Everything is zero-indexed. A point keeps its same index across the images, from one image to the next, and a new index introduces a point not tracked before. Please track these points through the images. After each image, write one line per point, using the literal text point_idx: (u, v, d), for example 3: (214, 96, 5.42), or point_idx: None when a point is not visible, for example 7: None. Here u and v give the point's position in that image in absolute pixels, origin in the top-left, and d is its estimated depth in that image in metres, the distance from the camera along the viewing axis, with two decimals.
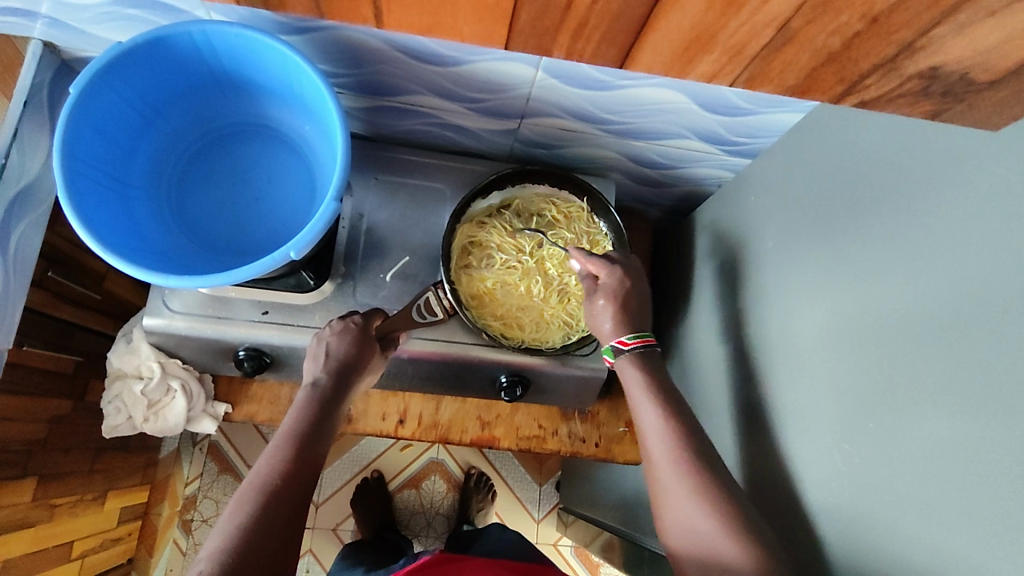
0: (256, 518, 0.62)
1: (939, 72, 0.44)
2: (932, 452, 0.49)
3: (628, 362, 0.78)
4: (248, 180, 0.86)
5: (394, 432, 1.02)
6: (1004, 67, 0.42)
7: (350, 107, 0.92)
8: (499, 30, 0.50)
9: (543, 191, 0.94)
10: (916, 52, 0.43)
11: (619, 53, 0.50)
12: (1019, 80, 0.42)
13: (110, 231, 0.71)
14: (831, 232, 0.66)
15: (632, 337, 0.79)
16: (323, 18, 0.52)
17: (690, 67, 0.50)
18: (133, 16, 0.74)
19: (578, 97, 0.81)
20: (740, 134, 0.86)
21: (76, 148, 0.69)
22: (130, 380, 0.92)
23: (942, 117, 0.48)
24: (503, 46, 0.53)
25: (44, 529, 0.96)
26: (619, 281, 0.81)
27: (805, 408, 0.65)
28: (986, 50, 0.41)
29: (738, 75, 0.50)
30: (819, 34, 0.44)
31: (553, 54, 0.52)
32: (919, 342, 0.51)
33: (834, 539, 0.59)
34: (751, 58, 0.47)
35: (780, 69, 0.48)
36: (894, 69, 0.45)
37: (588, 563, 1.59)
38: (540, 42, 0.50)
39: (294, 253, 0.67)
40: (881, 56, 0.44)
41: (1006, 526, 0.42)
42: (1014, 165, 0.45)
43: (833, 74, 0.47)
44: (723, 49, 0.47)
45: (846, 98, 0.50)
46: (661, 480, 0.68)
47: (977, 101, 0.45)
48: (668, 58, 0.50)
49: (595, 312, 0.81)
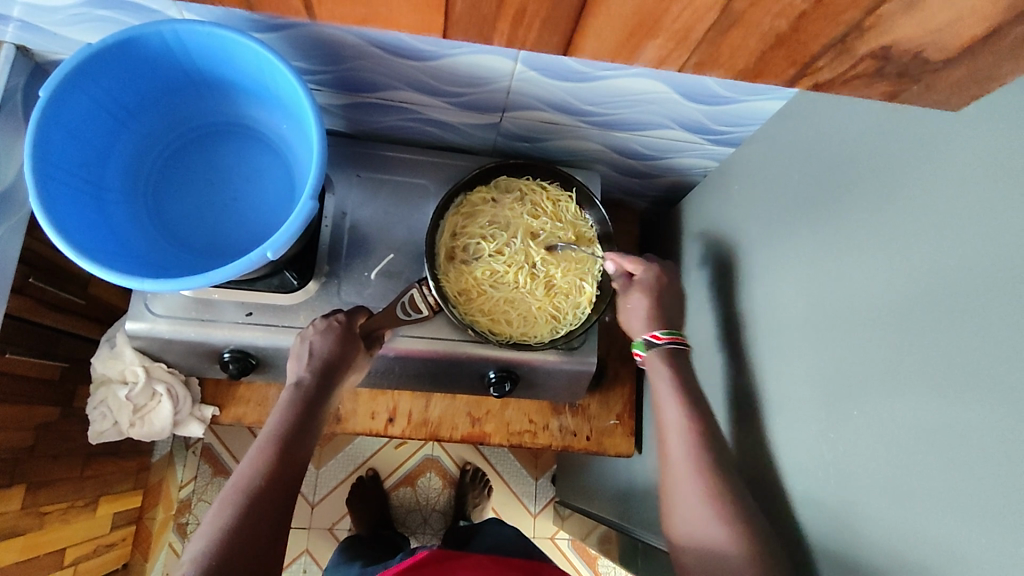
0: (239, 519, 0.61)
1: (891, 52, 0.44)
2: (918, 437, 0.48)
3: (658, 358, 0.79)
4: (226, 180, 0.85)
5: (384, 431, 1.01)
6: (956, 45, 0.42)
7: (328, 104, 0.91)
8: (437, 21, 0.49)
9: (534, 185, 0.92)
10: (865, 32, 0.42)
11: (563, 39, 0.49)
12: (972, 59, 0.42)
13: (86, 235, 0.70)
14: (815, 218, 0.65)
15: (664, 333, 0.80)
16: (255, 9, 0.51)
17: (637, 53, 0.48)
18: (105, 17, 0.73)
19: (556, 89, 0.81)
20: (723, 124, 0.86)
21: (49, 152, 0.68)
22: (115, 386, 0.91)
23: (902, 98, 0.49)
24: (443, 35, 0.52)
25: (35, 537, 0.96)
26: (654, 277, 0.84)
27: (791, 395, 0.65)
28: (936, 27, 0.40)
29: (687, 61, 0.49)
30: (766, 16, 0.43)
31: (495, 42, 0.50)
32: (901, 327, 0.51)
33: (820, 527, 0.58)
34: (698, 43, 0.46)
35: (730, 53, 0.47)
36: (846, 50, 0.45)
37: (586, 557, 1.59)
38: (479, 30, 0.49)
39: (271, 253, 0.66)
40: (831, 37, 0.44)
41: (998, 512, 0.41)
42: (1003, 145, 0.45)
43: (784, 58, 0.47)
44: (670, 34, 0.46)
45: (799, 82, 0.50)
46: (680, 491, 0.68)
47: (934, 82, 0.45)
48: (615, 46, 0.48)
49: (631, 307, 0.84)
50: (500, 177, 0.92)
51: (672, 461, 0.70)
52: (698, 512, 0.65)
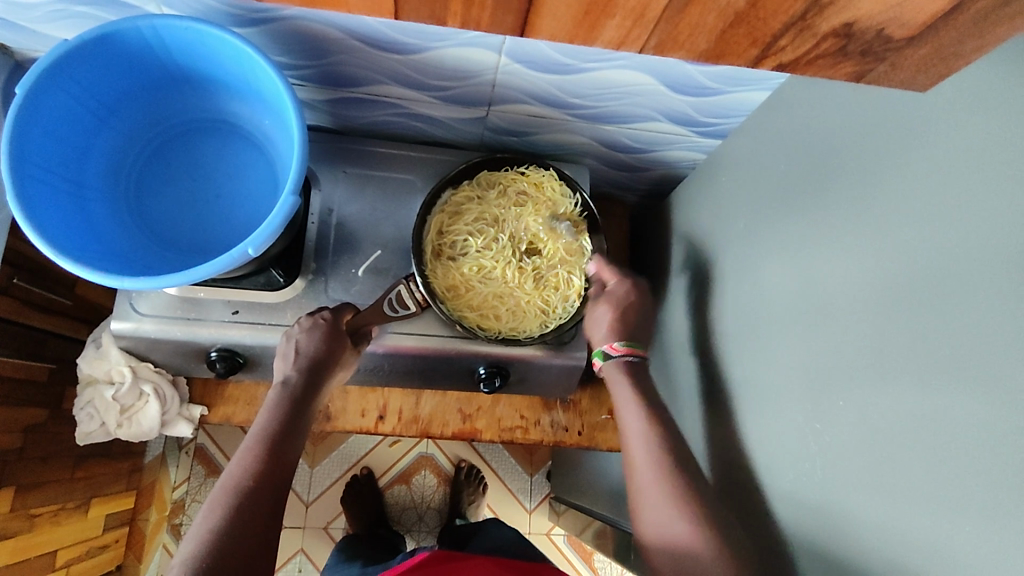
0: (229, 521, 0.61)
1: (852, 29, 0.42)
2: (903, 425, 0.48)
3: (615, 368, 0.80)
4: (209, 178, 0.85)
5: (374, 429, 1.01)
6: (919, 22, 0.41)
7: (312, 99, 0.90)
8: (388, 2, 0.47)
9: (516, 177, 0.91)
10: (824, 9, 0.41)
11: (517, 20, 0.47)
12: (935, 35, 0.42)
13: (66, 234, 0.69)
14: (800, 208, 0.65)
15: (622, 345, 0.81)
16: None
17: (595, 34, 0.47)
18: (82, 13, 0.72)
19: (540, 80, 0.80)
20: (709, 115, 0.85)
21: (26, 150, 0.67)
22: (102, 386, 0.90)
23: (867, 79, 0.48)
24: (396, 16, 0.49)
25: (25, 539, 0.95)
26: (624, 292, 0.85)
27: (775, 385, 0.64)
28: (895, 4, 0.40)
29: (647, 42, 0.47)
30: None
31: (449, 23, 0.49)
32: (888, 315, 0.50)
33: (805, 518, 0.58)
34: (655, 21, 0.45)
35: (689, 33, 0.46)
36: (806, 28, 0.43)
37: (582, 552, 1.59)
38: (432, 10, 0.47)
39: (252, 249, 0.65)
40: (790, 15, 0.42)
41: (984, 499, 0.41)
42: (988, 131, 0.44)
43: (745, 37, 0.45)
44: (626, 13, 0.44)
45: (764, 63, 0.48)
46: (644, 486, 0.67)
47: (901, 59, 0.45)
48: (572, 26, 0.47)
49: (595, 317, 0.84)
50: (483, 172, 0.91)
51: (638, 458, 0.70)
52: (680, 505, 0.64)
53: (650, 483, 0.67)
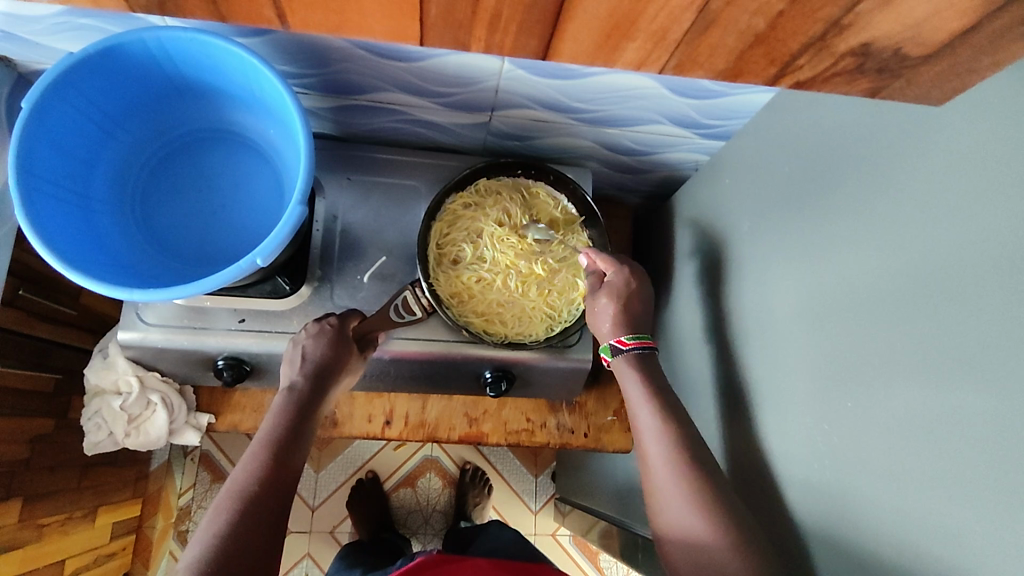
0: (235, 524, 0.61)
1: (870, 48, 0.43)
2: (911, 429, 0.48)
3: (625, 363, 0.78)
4: (214, 187, 0.85)
5: (381, 434, 1.01)
6: (937, 40, 0.41)
7: (316, 107, 0.90)
8: (414, 28, 0.47)
9: (536, 186, 0.93)
10: (844, 30, 0.42)
11: (541, 44, 0.47)
12: (953, 53, 0.42)
13: (73, 247, 0.69)
14: (804, 211, 0.65)
15: (630, 338, 0.79)
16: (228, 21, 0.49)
17: (616, 55, 0.47)
18: (86, 25, 0.72)
19: (546, 86, 0.80)
20: (712, 117, 0.85)
21: (34, 163, 0.67)
22: (109, 396, 0.91)
23: (884, 94, 0.49)
24: (419, 42, 0.49)
25: (33, 549, 0.95)
26: (625, 282, 0.83)
27: (784, 388, 0.65)
28: (915, 23, 0.40)
29: (667, 62, 0.48)
30: (743, 15, 0.41)
31: (473, 48, 0.49)
32: (893, 315, 0.51)
33: (819, 522, 0.58)
34: (676, 43, 0.45)
35: (708, 53, 0.46)
36: (825, 48, 0.44)
37: (587, 553, 1.60)
38: (456, 36, 0.47)
39: (260, 259, 0.66)
40: (809, 35, 0.43)
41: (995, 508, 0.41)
42: (994, 139, 0.44)
43: (764, 56, 0.46)
44: (646, 36, 0.44)
45: (781, 80, 0.49)
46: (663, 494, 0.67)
47: (916, 75, 0.45)
48: (592, 48, 0.47)
49: (597, 310, 0.82)
50: (475, 182, 0.91)
51: (653, 466, 0.69)
52: (687, 511, 0.64)
53: (665, 486, 0.67)
